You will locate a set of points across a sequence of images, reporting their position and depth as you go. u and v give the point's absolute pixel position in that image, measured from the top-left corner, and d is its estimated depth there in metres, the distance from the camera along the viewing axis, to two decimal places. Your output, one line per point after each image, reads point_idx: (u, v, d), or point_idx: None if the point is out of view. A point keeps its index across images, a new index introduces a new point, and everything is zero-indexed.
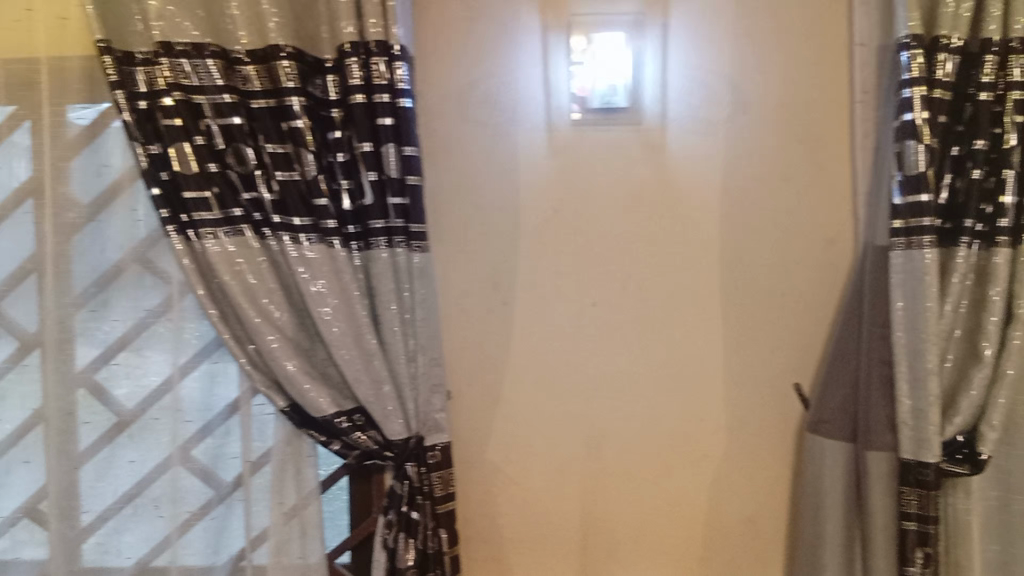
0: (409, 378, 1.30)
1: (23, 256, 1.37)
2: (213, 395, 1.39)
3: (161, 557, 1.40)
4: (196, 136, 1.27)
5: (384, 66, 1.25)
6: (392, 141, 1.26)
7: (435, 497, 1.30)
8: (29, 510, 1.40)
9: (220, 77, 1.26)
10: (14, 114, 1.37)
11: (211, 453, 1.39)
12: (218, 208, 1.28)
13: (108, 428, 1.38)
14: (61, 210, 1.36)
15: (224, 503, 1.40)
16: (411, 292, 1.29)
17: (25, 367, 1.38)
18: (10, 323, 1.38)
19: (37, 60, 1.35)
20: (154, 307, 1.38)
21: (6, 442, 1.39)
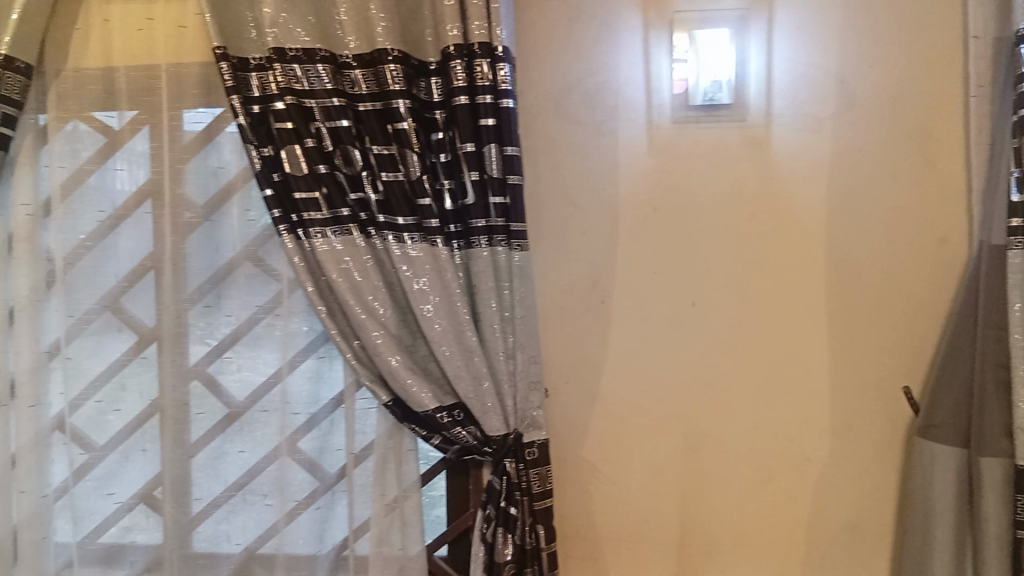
0: (509, 374, 1.32)
1: (143, 254, 1.45)
2: (322, 386, 1.44)
3: (268, 544, 1.46)
4: (307, 138, 1.31)
5: (488, 67, 1.27)
6: (494, 141, 1.28)
7: (533, 493, 1.31)
8: (145, 496, 1.47)
9: (330, 81, 1.30)
10: (134, 118, 1.43)
11: (317, 444, 1.44)
12: (327, 208, 1.32)
13: (220, 419, 1.44)
14: (178, 209, 1.42)
15: (329, 493, 1.45)
16: (511, 290, 1.30)
17: (144, 359, 1.46)
18: (130, 317, 1.45)
19: (157, 67, 1.42)
20: (265, 303, 1.44)
21: (126, 430, 1.46)
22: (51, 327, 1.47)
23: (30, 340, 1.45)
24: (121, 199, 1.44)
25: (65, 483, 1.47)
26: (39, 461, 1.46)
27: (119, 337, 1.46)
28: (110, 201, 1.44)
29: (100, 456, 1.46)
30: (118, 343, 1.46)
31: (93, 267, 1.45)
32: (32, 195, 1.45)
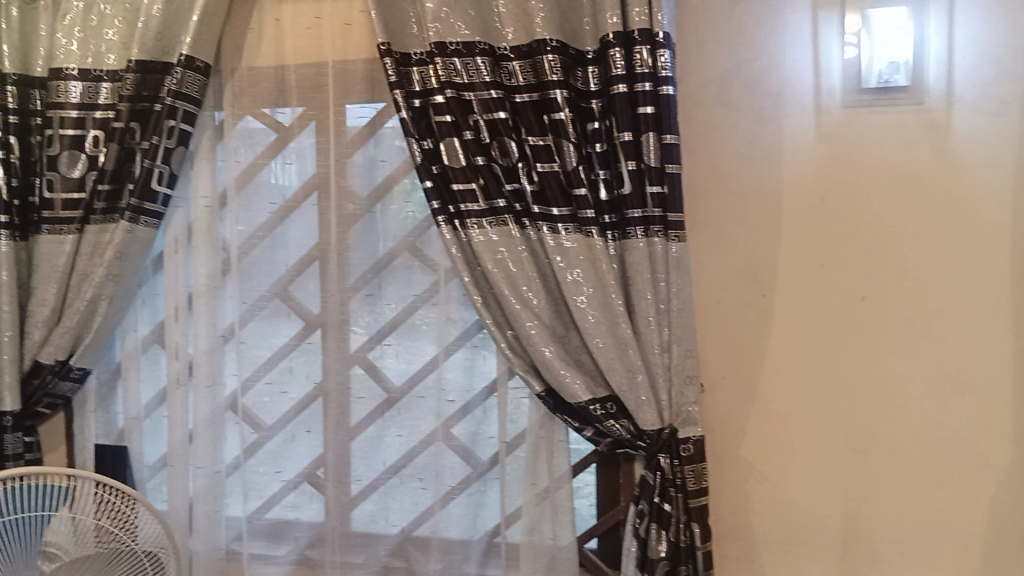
0: (664, 368, 1.29)
1: (309, 245, 1.52)
2: (475, 375, 1.46)
3: (423, 527, 1.50)
4: (466, 131, 1.34)
5: (648, 53, 1.25)
6: (652, 129, 1.26)
7: (688, 491, 1.28)
8: (308, 475, 1.54)
9: (488, 73, 1.33)
10: (303, 114, 1.50)
11: (471, 431, 1.46)
12: (484, 199, 1.35)
13: (379, 403, 1.50)
14: (342, 201, 1.48)
15: (482, 480, 1.47)
16: (666, 281, 1.27)
17: (309, 344, 1.53)
18: (297, 304, 1.53)
19: (325, 65, 1.49)
20: (423, 292, 1.48)
21: (292, 412, 1.54)
22: (227, 311, 1.56)
23: (208, 325, 1.55)
24: (290, 191, 1.52)
25: (236, 459, 1.57)
26: (214, 437, 1.56)
27: (287, 322, 1.54)
28: (280, 194, 1.52)
29: (269, 435, 1.55)
30: (285, 328, 1.54)
31: (266, 256, 1.53)
32: (211, 187, 1.55)
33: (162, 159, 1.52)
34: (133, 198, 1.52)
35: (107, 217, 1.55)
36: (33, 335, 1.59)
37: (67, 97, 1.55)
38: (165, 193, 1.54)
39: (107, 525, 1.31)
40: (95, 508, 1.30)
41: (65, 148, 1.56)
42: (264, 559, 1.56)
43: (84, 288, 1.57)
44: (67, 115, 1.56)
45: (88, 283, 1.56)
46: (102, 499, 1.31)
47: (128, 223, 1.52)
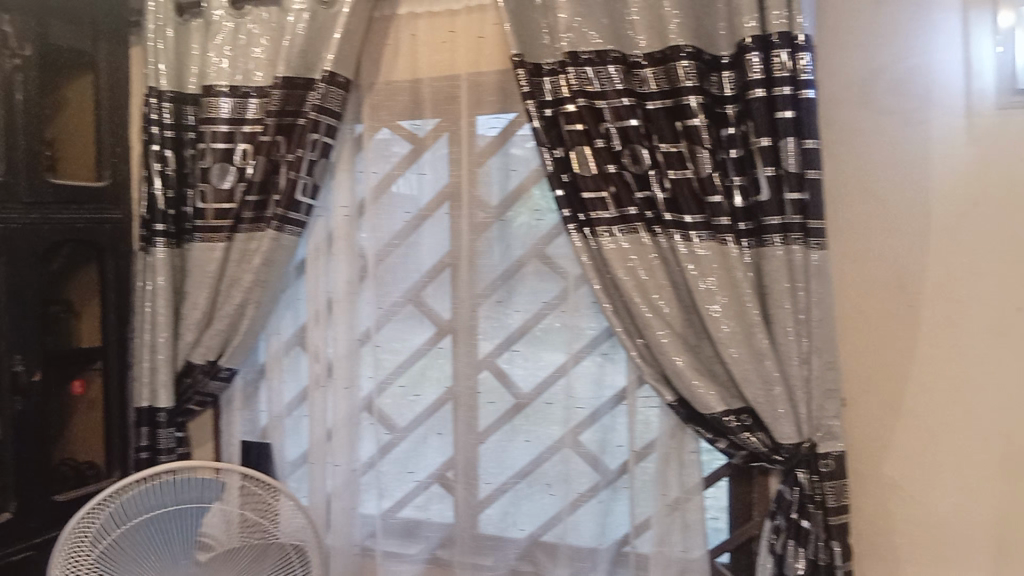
0: (804, 381, 1.25)
1: (442, 252, 1.55)
2: (605, 384, 1.46)
3: (551, 532, 1.51)
4: (597, 139, 1.34)
5: (788, 56, 1.22)
6: (792, 134, 1.23)
7: (828, 508, 1.24)
8: (439, 477, 1.58)
9: (620, 81, 1.32)
10: (436, 126, 1.54)
11: (599, 439, 1.46)
12: (614, 207, 1.34)
13: (507, 409, 1.52)
14: (473, 210, 1.52)
15: (610, 488, 1.47)
16: (806, 290, 1.24)
17: (440, 349, 1.57)
18: (429, 309, 1.57)
19: (458, 78, 1.52)
20: (552, 299, 1.48)
21: (424, 414, 1.58)
22: (364, 316, 1.62)
23: (346, 329, 1.62)
24: (424, 200, 1.56)
25: (371, 459, 1.62)
26: (350, 436, 1.63)
27: (420, 327, 1.58)
28: (414, 203, 1.56)
29: (401, 436, 1.59)
30: (419, 333, 1.58)
31: (401, 263, 1.58)
32: (350, 197, 1.61)
33: (305, 170, 1.59)
34: (279, 208, 1.60)
35: (254, 225, 1.64)
36: (186, 337, 1.70)
37: (217, 112, 1.65)
38: (308, 203, 1.61)
39: (251, 515, 1.37)
40: (239, 499, 1.36)
41: (216, 161, 1.66)
42: (399, 556, 1.61)
43: (232, 293, 1.66)
44: (217, 129, 1.65)
45: (236, 289, 1.65)
46: (244, 489, 1.37)
47: (274, 231, 1.61)
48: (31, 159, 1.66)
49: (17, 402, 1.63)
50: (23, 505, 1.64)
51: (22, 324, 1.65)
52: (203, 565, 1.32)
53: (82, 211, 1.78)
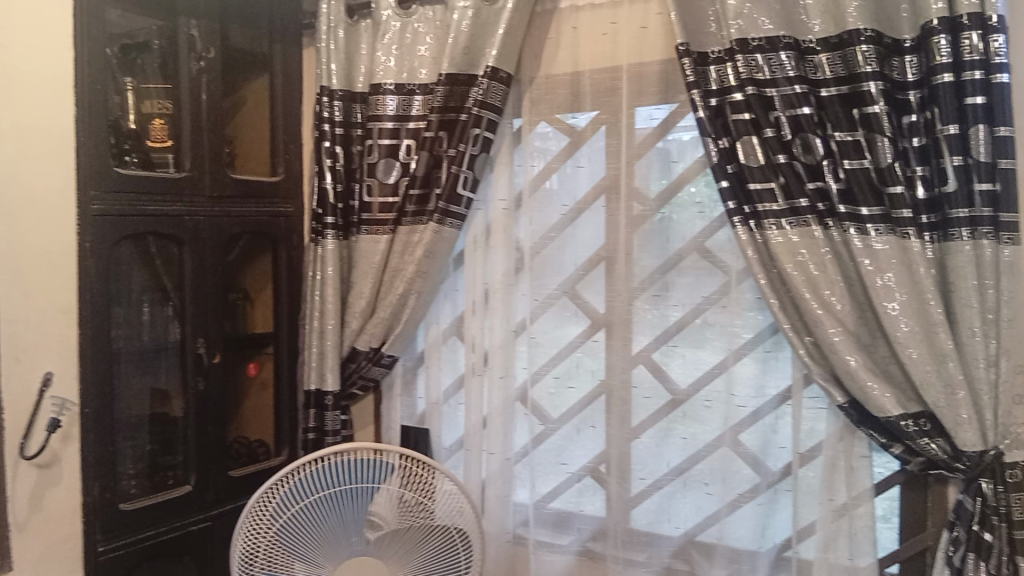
0: (990, 384, 1.17)
1: (597, 245, 1.55)
2: (768, 382, 1.42)
3: (708, 532, 1.48)
4: (767, 128, 1.30)
5: (978, 39, 1.15)
6: (983, 121, 1.16)
7: (1014, 521, 1.16)
8: (592, 470, 1.58)
9: (793, 68, 1.29)
10: (596, 118, 1.54)
11: (760, 440, 1.42)
12: (784, 198, 1.31)
13: (663, 405, 1.50)
14: (631, 202, 1.50)
15: (772, 490, 1.43)
16: (997, 289, 1.17)
17: (594, 342, 1.57)
18: (585, 303, 1.57)
19: (620, 69, 1.51)
20: (712, 294, 1.46)
21: (577, 406, 1.58)
22: (520, 308, 1.64)
23: (503, 319, 1.65)
24: (581, 193, 1.56)
25: (525, 448, 1.65)
26: (506, 425, 1.65)
27: (575, 319, 1.58)
28: (571, 196, 1.57)
29: (554, 427, 1.60)
30: (574, 325, 1.58)
31: (557, 256, 1.59)
32: (508, 190, 1.64)
33: (467, 165, 1.63)
34: (441, 201, 1.65)
35: (417, 217, 1.70)
36: (351, 325, 1.79)
37: (384, 109, 1.72)
38: (468, 197, 1.65)
39: (412, 494, 1.36)
40: (399, 478, 1.37)
41: (382, 156, 1.73)
42: (551, 546, 1.63)
43: (396, 283, 1.73)
44: (383, 125, 1.72)
45: (399, 279, 1.72)
46: (403, 468, 1.38)
47: (436, 224, 1.66)
48: (215, 156, 1.78)
49: (200, 382, 1.76)
50: (203, 478, 1.77)
51: (205, 309, 1.77)
52: (371, 543, 1.37)
53: (259, 204, 1.90)
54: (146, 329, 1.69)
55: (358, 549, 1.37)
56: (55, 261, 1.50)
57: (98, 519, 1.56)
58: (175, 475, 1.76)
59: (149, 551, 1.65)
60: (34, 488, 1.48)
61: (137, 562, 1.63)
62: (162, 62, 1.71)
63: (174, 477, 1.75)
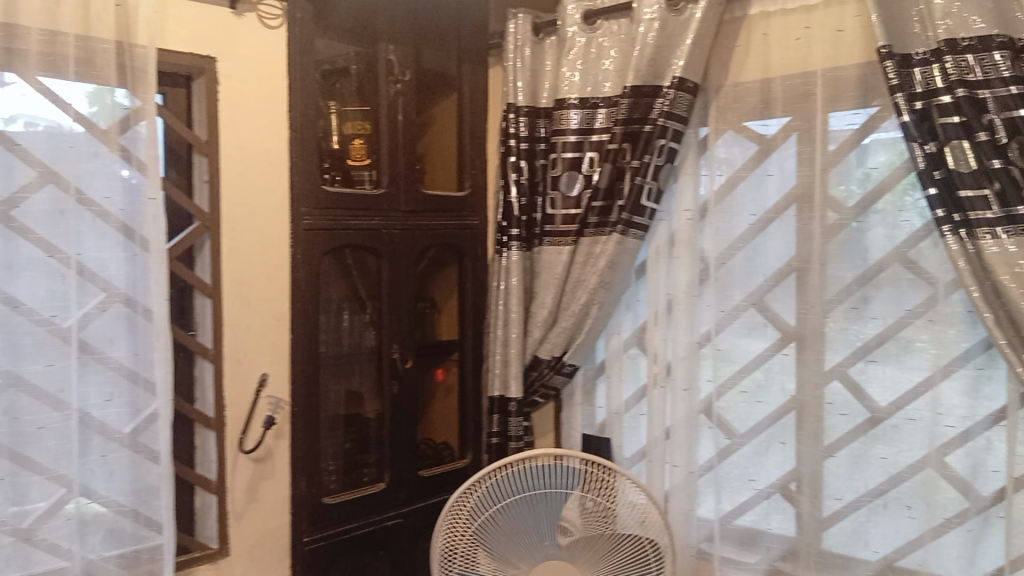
0: None
1: (789, 255, 1.51)
2: (979, 400, 1.32)
3: (910, 558, 1.40)
4: (980, 132, 1.26)
5: None
6: None
7: None
8: (781, 487, 1.53)
9: (1008, 68, 1.23)
10: (787, 125, 1.50)
11: (969, 463, 1.33)
12: (998, 206, 1.25)
13: (860, 422, 1.43)
14: (825, 211, 1.45)
15: (983, 516, 1.33)
16: None
17: (785, 355, 1.52)
18: (773, 315, 1.53)
19: (814, 74, 1.46)
20: (916, 307, 1.38)
21: (766, 421, 1.54)
22: (704, 319, 1.62)
23: (687, 330, 1.64)
24: (770, 202, 1.52)
25: (710, 462, 1.62)
26: (690, 438, 1.64)
27: (763, 332, 1.54)
28: (760, 205, 1.53)
29: (741, 442, 1.57)
30: (762, 337, 1.54)
31: (744, 266, 1.56)
32: (693, 201, 1.62)
33: (651, 176, 1.63)
34: (625, 213, 1.66)
35: (599, 229, 1.71)
36: (534, 334, 1.84)
37: (568, 123, 1.76)
38: (652, 208, 1.65)
39: (594, 501, 1.38)
40: (581, 486, 1.39)
41: (565, 169, 1.78)
42: (736, 563, 1.59)
43: (578, 293, 1.76)
44: (567, 139, 1.76)
45: (582, 289, 1.75)
46: (585, 475, 1.40)
47: (619, 235, 1.67)
48: (409, 172, 1.88)
49: (394, 386, 1.87)
50: (396, 477, 1.87)
51: (399, 318, 1.87)
52: (563, 549, 1.39)
53: (447, 217, 1.98)
54: (345, 335, 1.80)
55: (551, 553, 1.39)
56: (271, 272, 1.64)
57: (304, 512, 1.69)
58: (370, 473, 1.86)
59: (347, 543, 1.76)
60: (250, 480, 1.62)
61: (336, 554, 1.75)
62: (360, 86, 1.82)
63: (369, 475, 1.86)
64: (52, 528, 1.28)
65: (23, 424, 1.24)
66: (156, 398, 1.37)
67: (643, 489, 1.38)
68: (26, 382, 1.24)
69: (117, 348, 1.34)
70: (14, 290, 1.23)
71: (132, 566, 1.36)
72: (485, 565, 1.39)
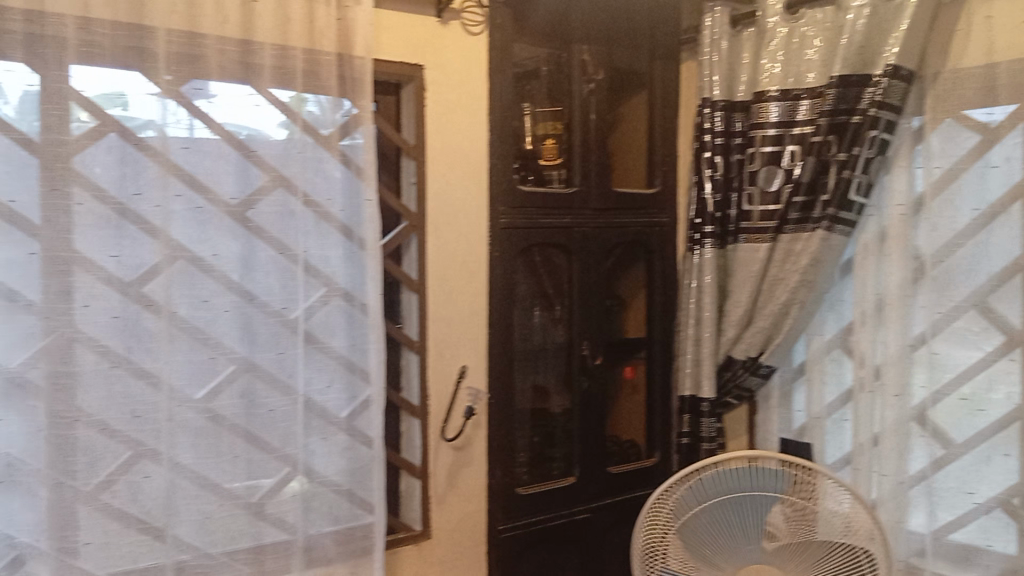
0: None
1: (1017, 252, 1.39)
2: None
3: None
4: None
5: None
6: None
7: None
8: (1003, 501, 1.42)
9: None
10: (1015, 112, 1.39)
11: None
12: None
13: None
14: None
15: None
16: None
17: (1010, 361, 1.41)
18: (998, 317, 1.42)
19: None
20: None
21: (987, 431, 1.44)
22: (918, 320, 1.53)
23: (898, 332, 1.55)
24: (994, 197, 1.41)
25: (922, 472, 1.52)
26: (900, 446, 1.55)
27: (985, 336, 1.44)
28: (983, 199, 1.43)
29: (959, 452, 1.47)
30: (983, 342, 1.44)
31: (964, 266, 1.45)
32: (906, 194, 1.54)
33: (861, 168, 1.56)
34: (831, 207, 1.59)
35: (801, 224, 1.65)
36: (727, 333, 1.81)
37: (768, 117, 1.72)
38: (861, 202, 1.59)
39: (794, 505, 1.34)
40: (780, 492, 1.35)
41: (763, 164, 1.74)
42: None
43: (777, 292, 1.70)
44: (766, 133, 1.72)
45: (781, 288, 1.69)
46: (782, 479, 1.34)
47: (824, 232, 1.61)
48: (601, 170, 1.90)
49: (585, 382, 1.89)
50: (585, 472, 1.90)
51: (588, 314, 1.90)
52: (768, 554, 1.36)
53: (637, 215, 1.98)
54: (536, 331, 1.84)
55: (755, 557, 1.37)
56: (471, 269, 1.70)
57: (499, 501, 1.75)
58: (559, 467, 1.89)
59: (540, 534, 1.81)
60: (451, 467, 1.69)
61: (528, 545, 1.79)
62: (552, 86, 1.84)
63: (558, 468, 1.89)
64: (279, 503, 1.39)
65: (258, 407, 1.37)
66: (371, 384, 1.46)
67: (849, 494, 1.31)
68: (260, 369, 1.36)
69: (337, 339, 1.44)
70: (250, 284, 1.34)
71: (347, 542, 1.46)
72: (675, 548, 1.39)
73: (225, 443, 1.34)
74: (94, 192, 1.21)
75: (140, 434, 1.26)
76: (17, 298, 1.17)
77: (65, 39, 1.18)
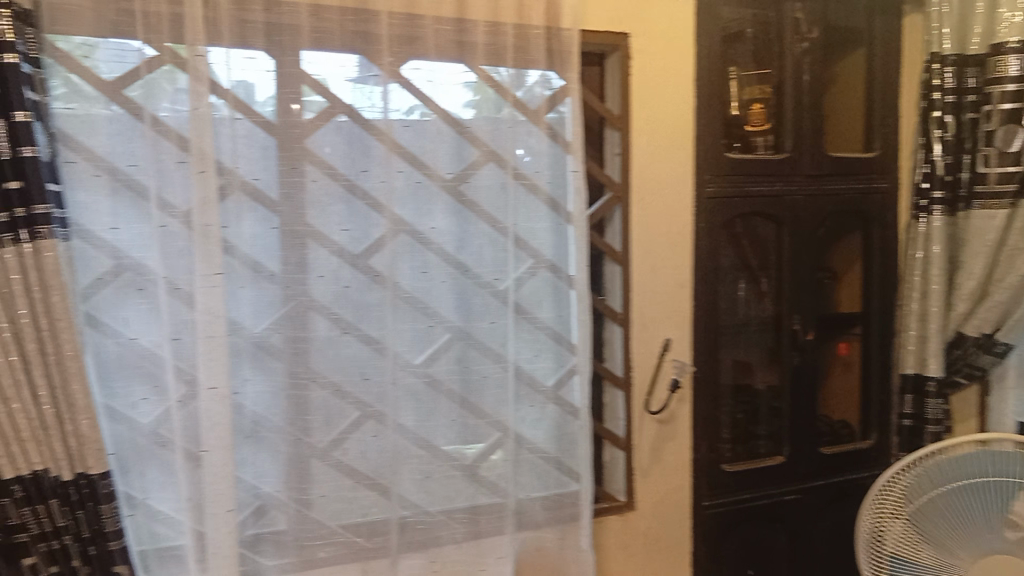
0: None
1: None
2: None
3: None
4: None
5: None
6: None
7: None
8: None
9: None
10: None
11: None
12: None
13: None
14: None
15: None
16: None
17: None
18: None
19: None
20: None
21: None
22: None
23: None
24: None
25: None
26: None
27: None
28: None
29: None
30: None
31: None
32: None
33: None
34: None
35: None
36: (957, 309, 1.67)
37: (1007, 71, 1.55)
38: None
39: None
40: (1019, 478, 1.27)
41: (1001, 123, 1.58)
42: None
43: (1017, 262, 1.57)
44: (1005, 89, 1.56)
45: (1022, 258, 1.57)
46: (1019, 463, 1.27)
47: None
48: (815, 135, 1.80)
49: (794, 357, 1.81)
50: (795, 451, 1.82)
51: (799, 287, 1.80)
52: (1011, 544, 1.28)
53: (854, 181, 1.86)
54: (740, 305, 1.79)
55: (995, 546, 1.30)
56: (675, 240, 1.67)
57: (704, 477, 1.73)
58: (766, 445, 1.83)
59: (747, 511, 1.77)
60: (655, 440, 1.68)
61: (735, 521, 1.77)
62: (757, 49, 1.77)
63: (765, 447, 1.83)
64: (493, 468, 1.44)
65: (473, 373, 1.42)
66: (574, 354, 1.48)
67: None
68: (474, 338, 1.41)
69: (543, 310, 1.46)
70: (463, 256, 1.39)
71: (556, 508, 1.50)
72: (900, 529, 1.35)
73: (442, 408, 1.40)
74: (327, 171, 1.29)
75: (368, 397, 1.34)
76: (262, 269, 1.27)
77: (299, 26, 1.25)
